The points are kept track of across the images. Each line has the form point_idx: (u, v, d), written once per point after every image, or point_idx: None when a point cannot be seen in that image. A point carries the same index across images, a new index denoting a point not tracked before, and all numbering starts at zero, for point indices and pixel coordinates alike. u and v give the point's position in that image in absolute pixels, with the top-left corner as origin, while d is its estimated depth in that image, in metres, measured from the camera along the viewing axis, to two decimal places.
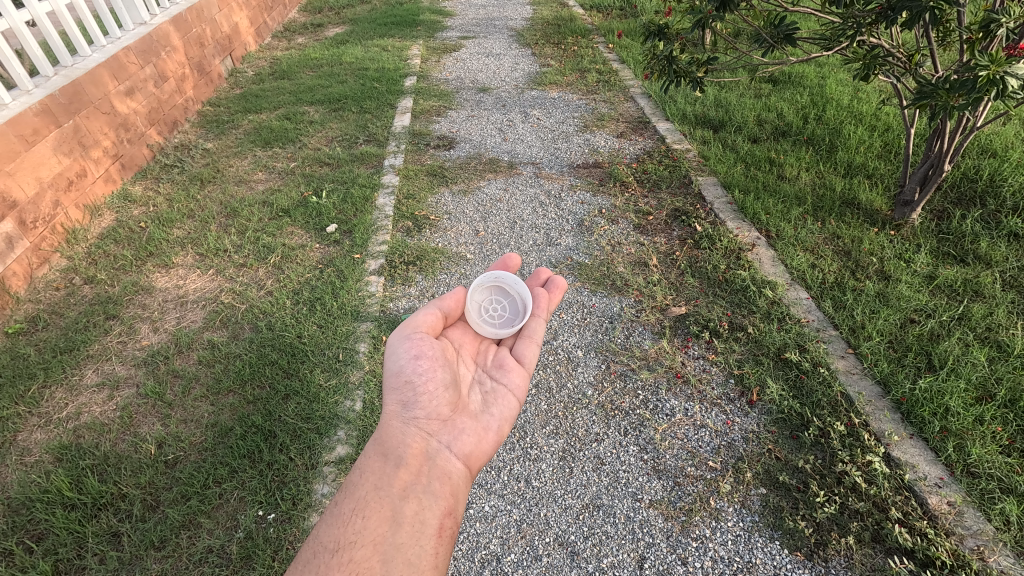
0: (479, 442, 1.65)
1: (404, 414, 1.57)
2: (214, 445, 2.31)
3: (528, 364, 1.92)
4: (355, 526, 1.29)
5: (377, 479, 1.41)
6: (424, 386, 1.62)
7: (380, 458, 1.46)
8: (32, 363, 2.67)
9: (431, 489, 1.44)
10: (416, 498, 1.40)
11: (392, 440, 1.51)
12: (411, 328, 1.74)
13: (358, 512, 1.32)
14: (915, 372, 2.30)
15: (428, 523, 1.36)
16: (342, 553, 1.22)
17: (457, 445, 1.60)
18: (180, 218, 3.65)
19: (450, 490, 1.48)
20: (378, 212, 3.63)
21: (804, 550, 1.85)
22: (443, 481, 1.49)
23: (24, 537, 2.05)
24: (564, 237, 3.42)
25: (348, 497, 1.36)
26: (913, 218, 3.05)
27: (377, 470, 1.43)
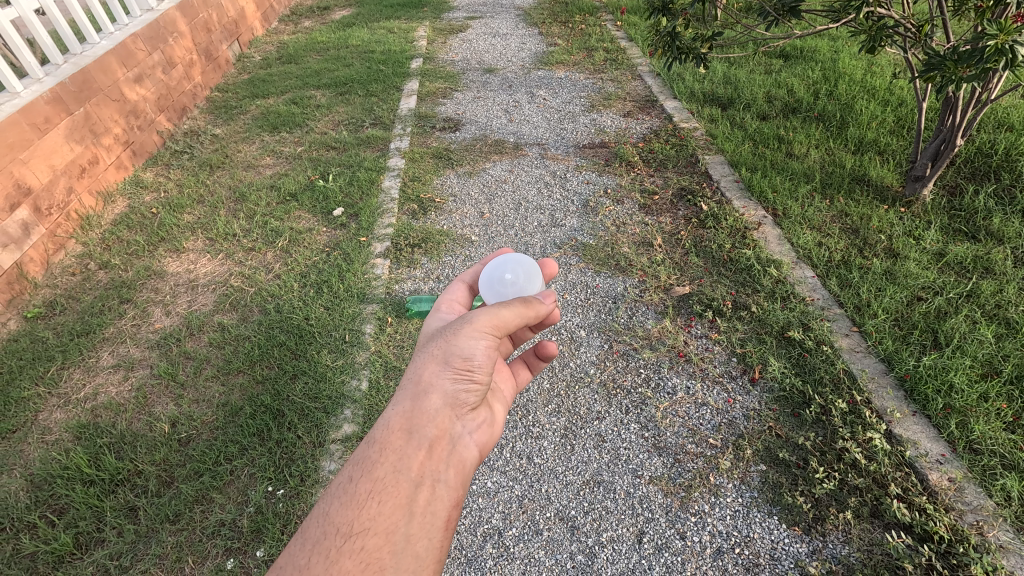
0: (493, 428, 1.53)
1: (440, 389, 1.37)
2: (225, 424, 2.37)
3: (515, 390, 1.82)
4: (369, 511, 1.16)
5: (397, 458, 1.25)
6: (479, 375, 1.43)
7: (403, 434, 1.29)
8: (51, 346, 2.76)
9: (447, 476, 1.30)
10: (433, 485, 1.27)
11: (420, 415, 1.32)
12: (501, 326, 1.45)
13: (374, 494, 1.18)
14: (919, 350, 2.28)
15: (440, 514, 1.24)
16: (353, 540, 1.11)
17: (476, 431, 1.45)
18: (190, 204, 3.71)
19: (463, 478, 1.35)
20: (383, 195, 3.65)
21: (802, 525, 1.87)
22: (459, 468, 1.35)
23: (47, 511, 2.13)
24: (569, 218, 3.41)
25: (364, 475, 1.21)
26: (925, 194, 3.00)
27: (398, 448, 1.26)
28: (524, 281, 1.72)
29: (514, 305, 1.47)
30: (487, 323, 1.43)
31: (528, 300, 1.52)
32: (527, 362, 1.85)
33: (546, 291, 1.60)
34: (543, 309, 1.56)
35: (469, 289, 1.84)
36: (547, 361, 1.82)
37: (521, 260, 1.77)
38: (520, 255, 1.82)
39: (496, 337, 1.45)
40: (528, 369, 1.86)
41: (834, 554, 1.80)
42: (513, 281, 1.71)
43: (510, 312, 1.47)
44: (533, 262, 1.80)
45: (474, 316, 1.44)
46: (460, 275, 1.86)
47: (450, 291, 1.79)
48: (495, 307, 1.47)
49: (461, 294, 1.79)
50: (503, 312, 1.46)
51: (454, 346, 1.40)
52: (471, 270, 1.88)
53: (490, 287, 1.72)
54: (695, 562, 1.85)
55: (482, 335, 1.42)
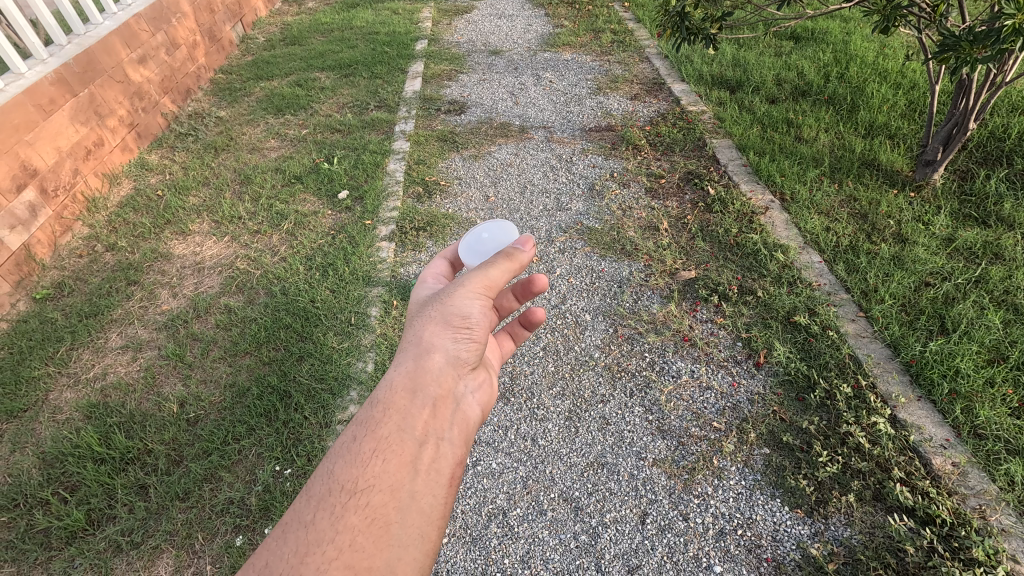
0: (492, 389, 1.52)
1: (441, 349, 1.35)
2: (233, 404, 2.40)
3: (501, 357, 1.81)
4: (375, 468, 1.12)
5: (401, 417, 1.21)
6: (477, 333, 1.42)
7: (406, 393, 1.25)
8: (60, 327, 2.78)
9: (452, 435, 1.27)
10: (438, 443, 1.23)
11: (422, 375, 1.29)
12: (492, 285, 1.45)
13: (379, 452, 1.15)
14: (926, 335, 2.27)
15: (445, 471, 1.21)
16: (359, 497, 1.08)
17: (477, 391, 1.44)
18: (195, 186, 3.71)
19: (467, 437, 1.33)
20: (389, 178, 3.64)
21: (804, 508, 1.89)
22: (462, 427, 1.32)
23: (59, 488, 2.17)
24: (575, 202, 3.40)
25: (368, 433, 1.17)
26: (935, 179, 2.96)
27: (401, 407, 1.23)
28: (501, 238, 1.73)
29: (500, 262, 1.45)
30: (480, 283, 1.43)
31: (509, 251, 1.47)
32: (511, 331, 1.85)
33: (523, 235, 1.48)
34: (524, 258, 1.48)
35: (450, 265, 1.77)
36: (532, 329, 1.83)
37: (496, 224, 1.78)
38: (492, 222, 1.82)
39: (490, 296, 1.45)
40: (513, 339, 1.86)
41: (836, 536, 1.81)
42: (491, 239, 1.72)
43: (500, 272, 1.45)
44: (509, 224, 1.81)
45: (467, 277, 1.44)
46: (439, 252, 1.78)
47: (430, 265, 1.73)
48: (484, 267, 1.46)
49: (442, 268, 1.73)
50: (493, 271, 1.45)
51: (451, 307, 1.39)
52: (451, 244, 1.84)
53: (473, 257, 1.68)
54: (697, 543, 1.87)
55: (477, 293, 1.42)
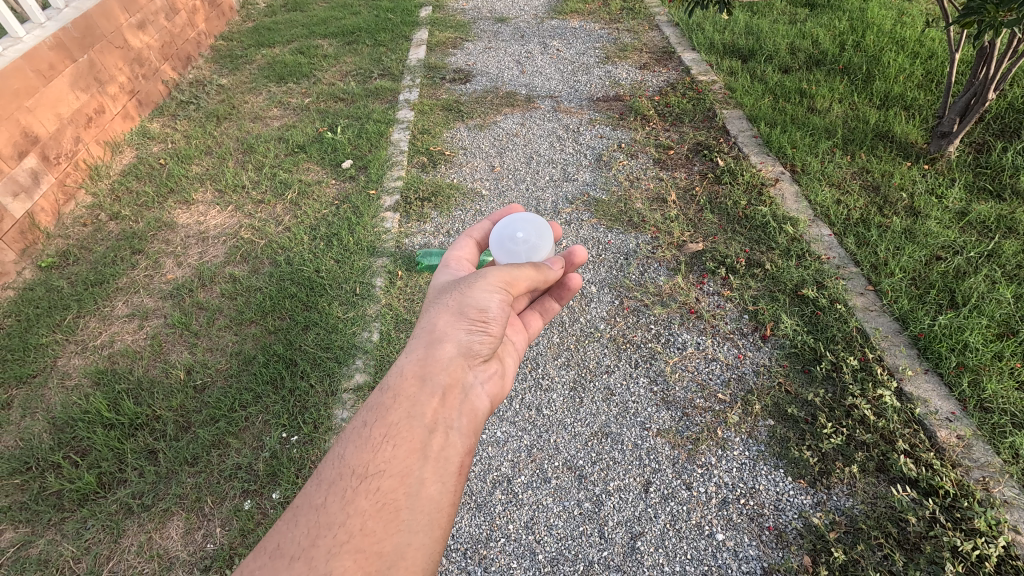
0: (503, 380, 1.51)
1: (455, 339, 1.34)
2: (239, 371, 2.41)
3: (528, 339, 1.78)
4: (384, 454, 1.14)
5: (410, 405, 1.22)
6: (493, 327, 1.40)
7: (416, 381, 1.26)
8: (66, 295, 2.79)
9: (461, 424, 1.27)
10: (447, 432, 1.23)
11: (434, 362, 1.30)
12: (514, 283, 1.44)
13: (389, 438, 1.16)
14: (935, 309, 2.25)
15: (454, 460, 1.21)
16: (368, 482, 1.10)
17: (488, 381, 1.43)
18: (198, 155, 3.67)
19: (475, 427, 1.32)
20: (393, 147, 3.59)
21: (807, 478, 1.90)
22: (470, 417, 1.31)
23: (70, 452, 2.20)
24: (582, 173, 3.35)
25: (378, 419, 1.19)
26: (950, 151, 2.90)
27: (411, 395, 1.24)
28: (536, 242, 1.67)
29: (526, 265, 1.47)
30: (501, 278, 1.42)
31: (537, 264, 1.52)
32: (541, 309, 1.84)
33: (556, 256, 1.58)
34: (551, 276, 1.55)
35: (477, 246, 1.78)
36: (564, 300, 1.84)
37: (530, 219, 1.72)
38: (527, 214, 1.76)
39: (510, 292, 1.44)
40: (542, 316, 1.84)
41: (838, 506, 1.83)
42: (525, 239, 1.67)
43: (521, 272, 1.46)
44: (543, 220, 1.75)
45: (489, 271, 1.42)
46: (469, 230, 1.80)
47: (457, 247, 1.74)
48: (508, 266, 1.46)
49: (468, 249, 1.75)
50: (516, 270, 1.45)
51: (469, 298, 1.38)
52: (479, 224, 1.82)
53: (502, 254, 1.67)
54: (700, 511, 1.89)
55: (498, 288, 1.40)
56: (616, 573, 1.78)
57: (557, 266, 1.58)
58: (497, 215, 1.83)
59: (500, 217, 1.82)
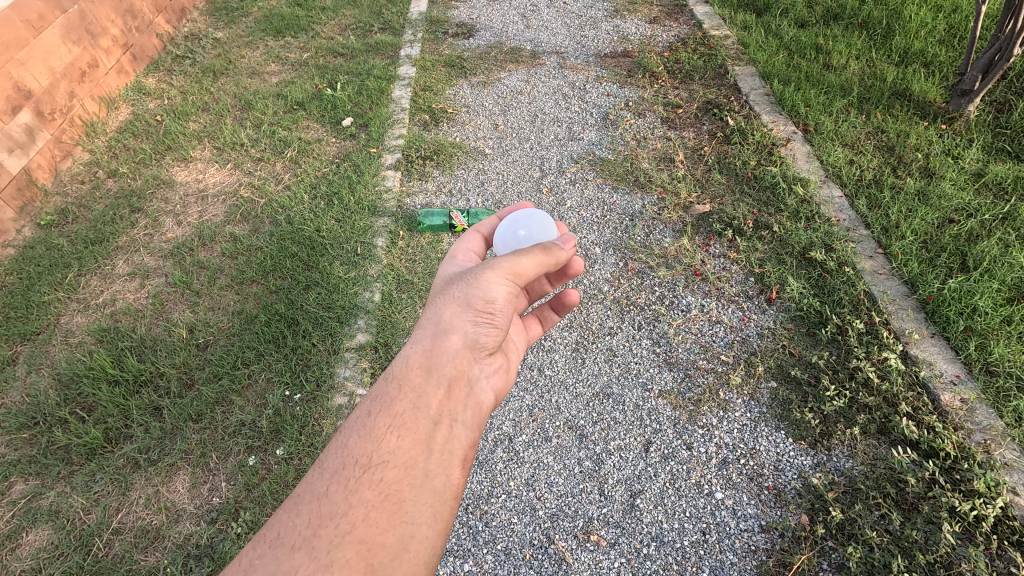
0: (509, 374, 1.49)
1: (461, 330, 1.32)
2: (242, 330, 2.41)
3: (528, 343, 1.74)
4: (388, 445, 1.12)
5: (416, 396, 1.20)
6: (500, 319, 1.37)
7: (421, 371, 1.24)
8: (67, 253, 2.77)
9: (465, 417, 1.26)
10: (452, 425, 1.22)
11: (439, 353, 1.27)
12: (523, 273, 1.39)
13: (393, 428, 1.14)
14: (946, 272, 2.22)
15: (458, 452, 1.20)
16: (372, 472, 1.08)
17: (493, 376, 1.41)
18: (196, 112, 3.59)
19: (479, 420, 1.31)
20: (394, 105, 3.50)
21: (807, 440, 1.91)
22: (475, 410, 1.30)
23: (76, 407, 2.23)
24: (587, 132, 3.27)
25: (383, 409, 1.17)
26: (970, 110, 2.79)
27: (416, 385, 1.21)
28: (539, 237, 1.64)
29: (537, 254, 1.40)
30: (510, 269, 1.37)
31: (546, 245, 1.43)
32: (540, 316, 1.79)
33: (565, 235, 1.49)
34: (562, 256, 1.46)
35: (484, 240, 1.75)
36: (562, 313, 1.80)
37: (534, 216, 1.68)
38: (533, 211, 1.72)
39: (518, 284, 1.39)
40: (541, 322, 1.79)
41: (837, 467, 1.84)
42: (528, 237, 1.62)
43: (533, 261, 1.40)
44: (549, 218, 1.72)
45: (497, 261, 1.38)
46: (476, 225, 1.76)
47: (463, 240, 1.71)
48: (517, 254, 1.39)
49: (475, 243, 1.71)
50: (525, 259, 1.39)
51: (477, 289, 1.34)
52: (487, 220, 1.79)
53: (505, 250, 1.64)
54: (699, 470, 1.91)
55: (506, 278, 1.36)
56: (615, 529, 1.81)
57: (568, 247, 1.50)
58: (505, 211, 1.80)
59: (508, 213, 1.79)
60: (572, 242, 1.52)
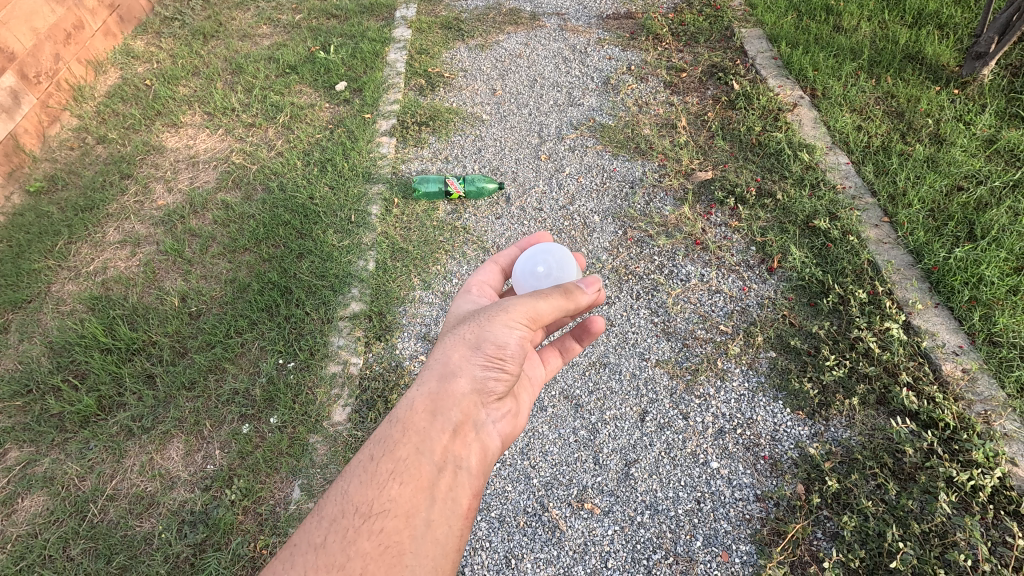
0: (518, 418, 1.44)
1: (469, 373, 1.26)
2: (234, 299, 2.38)
3: (546, 376, 1.67)
4: (390, 492, 1.08)
5: (420, 440, 1.16)
6: (511, 363, 1.31)
7: (426, 415, 1.19)
8: (56, 220, 2.72)
9: (470, 463, 1.22)
10: (455, 471, 1.18)
11: (445, 397, 1.23)
12: (539, 317, 1.32)
13: (396, 475, 1.11)
14: (952, 242, 2.16)
15: (462, 501, 1.16)
16: (372, 522, 1.04)
17: (501, 420, 1.36)
18: (185, 76, 3.48)
19: (484, 467, 1.27)
20: (389, 69, 3.39)
21: (805, 410, 1.89)
22: (480, 456, 1.26)
23: (69, 375, 2.21)
24: (588, 97, 3.17)
25: (385, 454, 1.13)
26: (984, 74, 2.69)
27: (421, 430, 1.17)
28: (559, 276, 1.56)
29: (555, 296, 1.32)
30: (526, 312, 1.30)
31: (568, 288, 1.35)
32: (561, 347, 1.73)
33: (589, 276, 1.40)
34: (584, 300, 1.38)
35: (503, 273, 1.71)
36: (585, 342, 1.73)
37: (553, 249, 1.60)
38: (554, 244, 1.65)
39: (533, 327, 1.32)
40: (561, 355, 1.73)
41: (834, 438, 1.83)
42: (547, 274, 1.55)
43: (550, 305, 1.32)
44: (569, 251, 1.63)
45: (511, 302, 1.31)
46: (495, 256, 1.72)
47: (481, 272, 1.68)
48: (533, 295, 1.32)
49: (493, 276, 1.68)
50: (543, 302, 1.31)
51: (488, 332, 1.28)
52: (507, 250, 1.73)
53: (524, 288, 1.58)
54: (696, 440, 1.90)
55: (520, 322, 1.30)
56: (610, 497, 1.81)
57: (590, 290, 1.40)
58: (525, 241, 1.73)
59: (528, 244, 1.73)
60: (597, 283, 1.41)
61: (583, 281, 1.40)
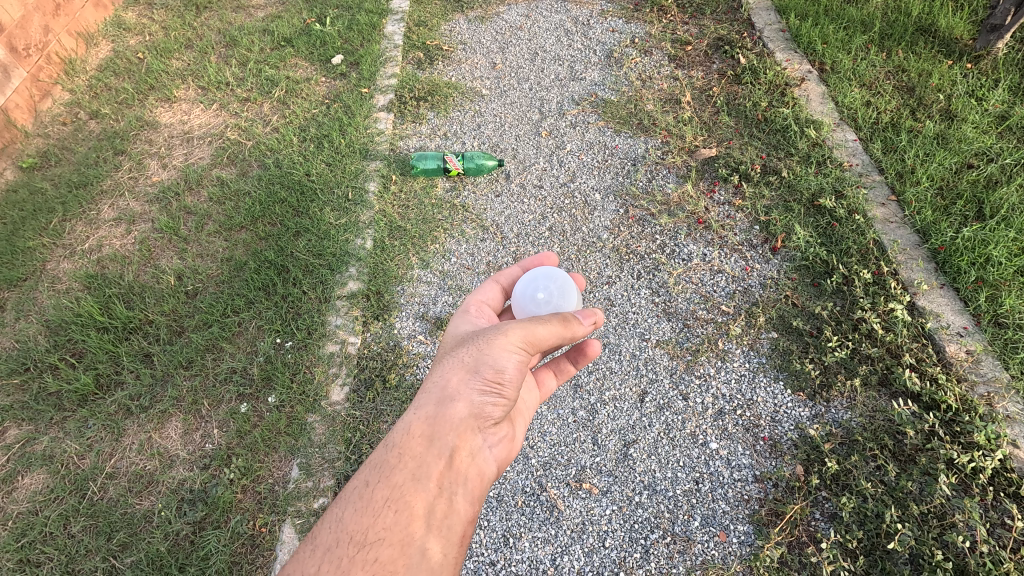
0: (513, 443, 1.40)
1: (467, 398, 1.22)
2: (231, 278, 2.35)
3: (540, 399, 1.65)
4: (385, 520, 1.06)
5: (416, 466, 1.13)
6: (509, 388, 1.27)
7: (422, 441, 1.16)
8: (50, 198, 2.68)
9: (466, 490, 1.18)
10: (451, 498, 1.14)
11: (442, 422, 1.19)
12: (537, 341, 1.28)
13: (391, 503, 1.08)
14: (960, 221, 2.12)
15: (457, 529, 1.13)
16: (366, 551, 1.02)
17: (497, 445, 1.32)
18: (178, 48, 3.39)
19: (480, 494, 1.23)
20: (386, 41, 3.30)
21: (806, 391, 1.88)
22: (476, 482, 1.22)
23: (66, 353, 2.20)
24: (590, 71, 3.09)
25: (381, 480, 1.11)
26: (999, 47, 2.61)
27: (416, 456, 1.14)
28: (559, 302, 1.52)
29: (555, 322, 1.29)
30: (524, 336, 1.26)
31: (567, 316, 1.32)
32: (555, 369, 1.68)
33: (588, 308, 1.37)
34: (582, 330, 1.35)
35: (504, 294, 1.66)
36: (580, 365, 1.68)
37: (554, 275, 1.56)
38: (555, 269, 1.61)
39: (531, 351, 1.29)
40: (557, 376, 1.68)
41: (835, 419, 1.82)
42: (547, 301, 1.51)
43: (549, 330, 1.28)
44: (568, 275, 1.60)
45: (510, 325, 1.27)
46: (496, 274, 1.67)
47: (481, 292, 1.63)
48: (532, 320, 1.28)
49: (494, 297, 1.63)
50: (542, 327, 1.28)
51: (487, 356, 1.24)
52: (509, 270, 1.69)
53: (523, 312, 1.54)
54: (695, 421, 1.89)
55: (519, 345, 1.26)
56: (608, 477, 1.81)
57: (587, 322, 1.37)
58: (528, 263, 1.69)
59: (532, 265, 1.69)
60: (595, 317, 1.39)
61: (580, 312, 1.38)
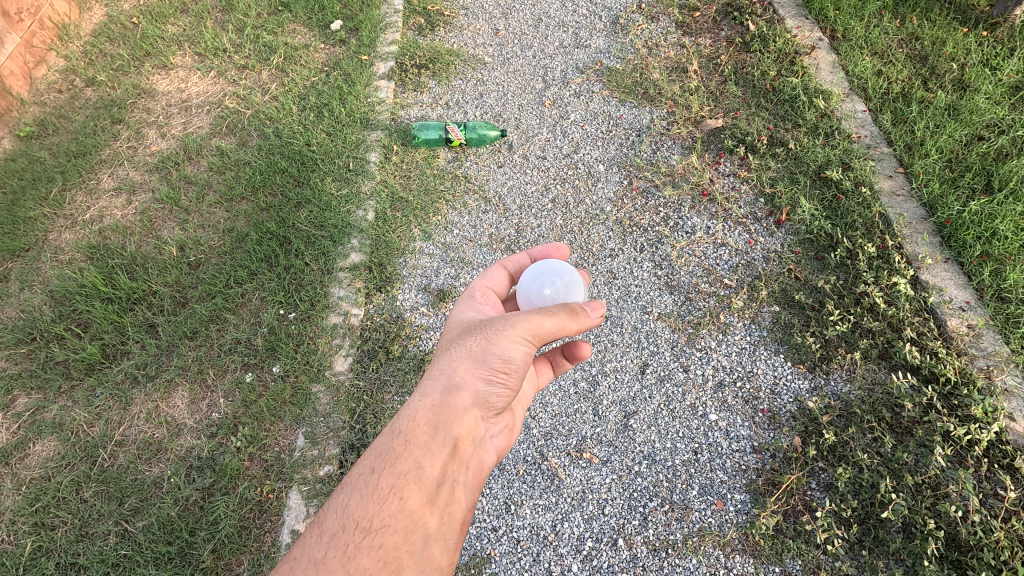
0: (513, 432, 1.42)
1: (472, 388, 1.23)
2: (233, 249, 2.35)
3: (534, 390, 1.64)
4: (390, 507, 1.07)
5: (421, 454, 1.14)
6: (514, 379, 1.28)
7: (428, 428, 1.17)
8: (49, 167, 2.65)
9: (467, 479, 1.20)
10: (453, 486, 1.16)
11: (448, 411, 1.19)
12: (543, 334, 1.29)
13: (397, 490, 1.09)
14: (968, 194, 2.10)
15: (458, 516, 1.16)
16: (372, 537, 1.03)
17: (498, 435, 1.33)
18: (173, 13, 3.30)
19: (480, 481, 1.25)
20: (386, 6, 3.22)
21: (806, 364, 1.89)
22: (477, 471, 1.24)
23: (71, 323, 2.21)
24: (595, 38, 3.02)
25: (387, 467, 1.11)
26: (1016, 14, 2.53)
27: (422, 444, 1.15)
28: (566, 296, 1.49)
29: (562, 315, 1.28)
30: (531, 329, 1.26)
31: (574, 309, 1.32)
32: (551, 359, 1.67)
33: (594, 300, 1.37)
34: (589, 322, 1.35)
35: (509, 280, 1.64)
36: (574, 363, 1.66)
37: (563, 266, 1.54)
38: (562, 262, 1.57)
39: (537, 344, 1.29)
40: (551, 369, 1.68)
41: (834, 392, 1.83)
42: (553, 296, 1.48)
43: (555, 323, 1.29)
44: (577, 270, 1.56)
45: (517, 317, 1.27)
46: (503, 259, 1.65)
47: (486, 277, 1.61)
48: (539, 312, 1.28)
49: (499, 282, 1.62)
50: (548, 320, 1.28)
51: (495, 347, 1.25)
52: (516, 256, 1.66)
53: (526, 305, 1.51)
54: (695, 393, 1.91)
55: (526, 337, 1.26)
56: (608, 447, 1.83)
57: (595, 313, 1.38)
58: (537, 251, 1.66)
59: (539, 255, 1.65)
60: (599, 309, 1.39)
61: (586, 304, 1.37)
